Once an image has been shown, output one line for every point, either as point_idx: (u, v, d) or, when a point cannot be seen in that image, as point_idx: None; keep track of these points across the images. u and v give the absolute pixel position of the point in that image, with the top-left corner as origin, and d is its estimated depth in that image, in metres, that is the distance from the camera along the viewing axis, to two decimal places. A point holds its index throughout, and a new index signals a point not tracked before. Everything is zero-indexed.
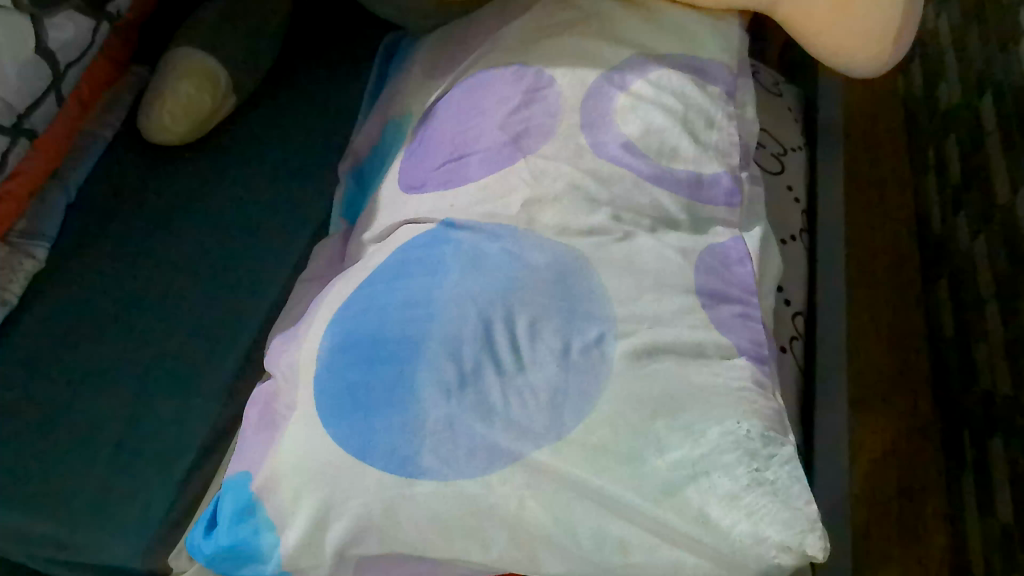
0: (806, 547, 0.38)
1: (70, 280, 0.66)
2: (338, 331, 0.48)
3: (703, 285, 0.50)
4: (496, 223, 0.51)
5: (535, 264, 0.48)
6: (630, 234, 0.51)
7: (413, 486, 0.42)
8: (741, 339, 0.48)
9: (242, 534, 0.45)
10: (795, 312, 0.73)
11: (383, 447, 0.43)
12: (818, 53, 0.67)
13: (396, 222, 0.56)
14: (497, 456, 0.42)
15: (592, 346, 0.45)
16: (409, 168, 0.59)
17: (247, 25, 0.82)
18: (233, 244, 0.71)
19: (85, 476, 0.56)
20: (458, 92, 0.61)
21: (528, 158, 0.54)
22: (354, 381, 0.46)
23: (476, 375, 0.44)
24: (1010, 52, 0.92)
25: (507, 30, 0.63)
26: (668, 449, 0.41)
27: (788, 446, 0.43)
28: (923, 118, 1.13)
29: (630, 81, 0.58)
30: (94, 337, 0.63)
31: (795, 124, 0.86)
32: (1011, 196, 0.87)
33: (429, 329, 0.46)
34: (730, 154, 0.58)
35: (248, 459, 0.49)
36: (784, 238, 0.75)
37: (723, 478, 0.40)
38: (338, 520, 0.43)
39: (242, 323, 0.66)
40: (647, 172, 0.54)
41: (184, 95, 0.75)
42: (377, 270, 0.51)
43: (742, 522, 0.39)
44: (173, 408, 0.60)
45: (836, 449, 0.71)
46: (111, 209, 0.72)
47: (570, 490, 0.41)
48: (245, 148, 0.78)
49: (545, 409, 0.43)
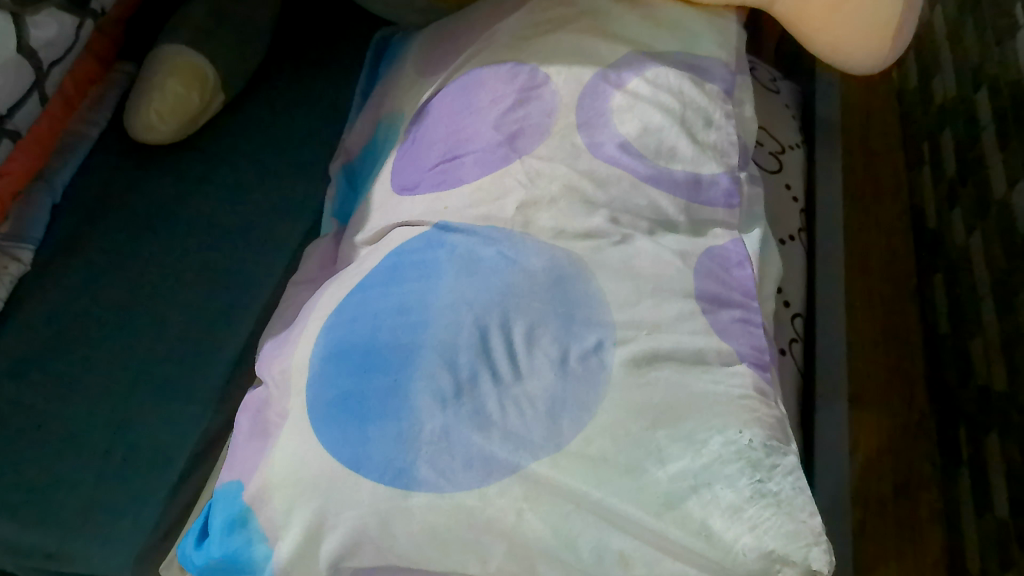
0: (811, 562, 0.38)
1: (57, 282, 0.65)
2: (331, 337, 0.48)
3: (703, 289, 0.49)
4: (491, 227, 0.50)
5: (531, 268, 0.47)
6: (627, 237, 0.50)
7: (408, 498, 0.41)
8: (741, 345, 0.47)
9: (234, 545, 0.44)
10: (794, 313, 0.72)
11: (377, 458, 0.42)
12: (818, 50, 0.66)
13: (390, 224, 0.55)
14: (494, 467, 0.41)
15: (591, 353, 0.44)
16: (402, 168, 0.58)
17: (235, 21, 0.80)
18: (222, 245, 0.69)
19: (74, 483, 0.55)
20: (451, 91, 0.60)
21: (522, 159, 0.53)
22: (347, 389, 0.45)
23: (472, 385, 0.43)
24: (1005, 44, 0.91)
25: (500, 27, 0.62)
26: (669, 460, 0.41)
27: (790, 456, 0.42)
28: (917, 111, 1.12)
29: (627, 79, 0.57)
30: (81, 341, 0.62)
31: (792, 120, 0.85)
32: (1008, 190, 0.86)
33: (424, 337, 0.45)
34: (728, 154, 0.57)
35: (239, 469, 0.48)
36: (782, 238, 0.74)
37: (726, 489, 0.40)
38: (333, 532, 0.42)
39: (233, 326, 0.65)
40: (644, 172, 0.53)
41: (172, 93, 0.73)
42: (370, 275, 0.50)
43: (746, 534, 0.38)
44: (163, 414, 0.59)
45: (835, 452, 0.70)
46: (98, 210, 0.70)
47: (569, 503, 0.40)
48: (234, 147, 0.77)
49: (543, 419, 0.42)
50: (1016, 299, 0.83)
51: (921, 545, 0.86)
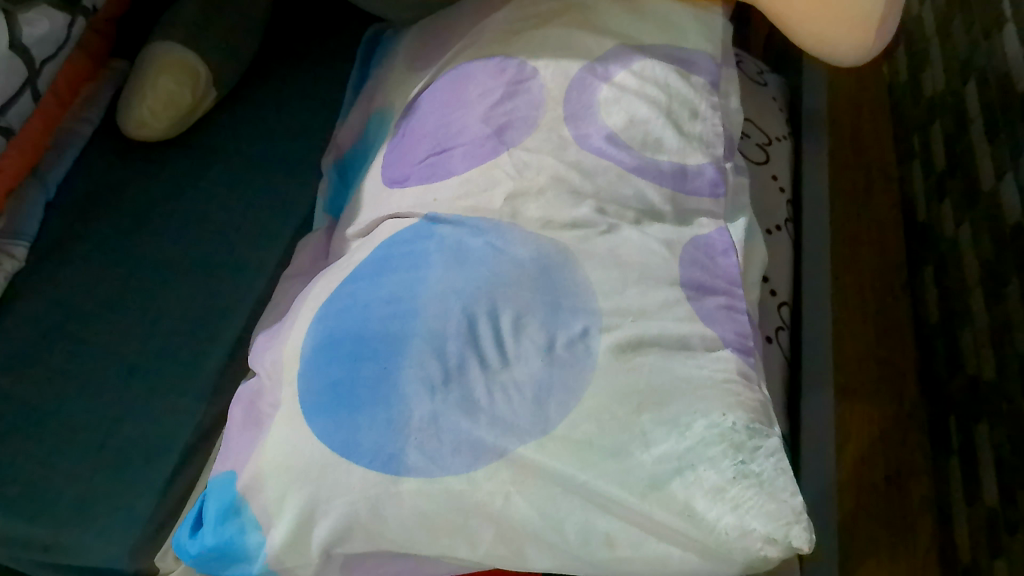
0: (792, 539, 0.38)
1: (51, 278, 0.65)
2: (322, 327, 0.48)
3: (689, 277, 0.50)
4: (479, 218, 0.51)
5: (519, 258, 0.48)
6: (614, 227, 0.51)
7: (398, 483, 0.42)
8: (725, 331, 0.48)
9: (228, 533, 0.45)
10: (781, 303, 0.73)
11: (368, 444, 0.43)
12: (801, 41, 0.67)
13: (380, 216, 0.55)
14: (482, 452, 0.42)
15: (577, 339, 0.45)
16: (392, 162, 0.59)
17: (227, 19, 0.81)
18: (215, 240, 0.70)
19: (71, 476, 0.56)
20: (441, 85, 0.60)
21: (510, 151, 0.53)
22: (338, 377, 0.45)
23: (460, 372, 0.44)
24: (994, 38, 0.92)
25: (489, 22, 0.63)
26: (654, 444, 0.41)
27: (773, 438, 0.43)
28: (907, 104, 1.13)
29: (614, 71, 0.58)
30: (77, 337, 0.62)
31: (779, 112, 0.86)
32: (996, 182, 0.87)
33: (414, 325, 0.45)
34: (714, 144, 0.58)
35: (233, 459, 0.48)
36: (769, 229, 0.75)
37: (709, 471, 0.40)
38: (324, 518, 0.43)
39: (226, 320, 0.65)
40: (631, 163, 0.54)
41: (164, 90, 0.74)
42: (361, 265, 0.51)
43: (728, 514, 0.39)
44: (156, 408, 0.60)
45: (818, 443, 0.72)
46: (92, 206, 0.71)
47: (556, 486, 0.41)
48: (227, 143, 0.78)
49: (529, 404, 0.43)
50: (1004, 288, 0.84)
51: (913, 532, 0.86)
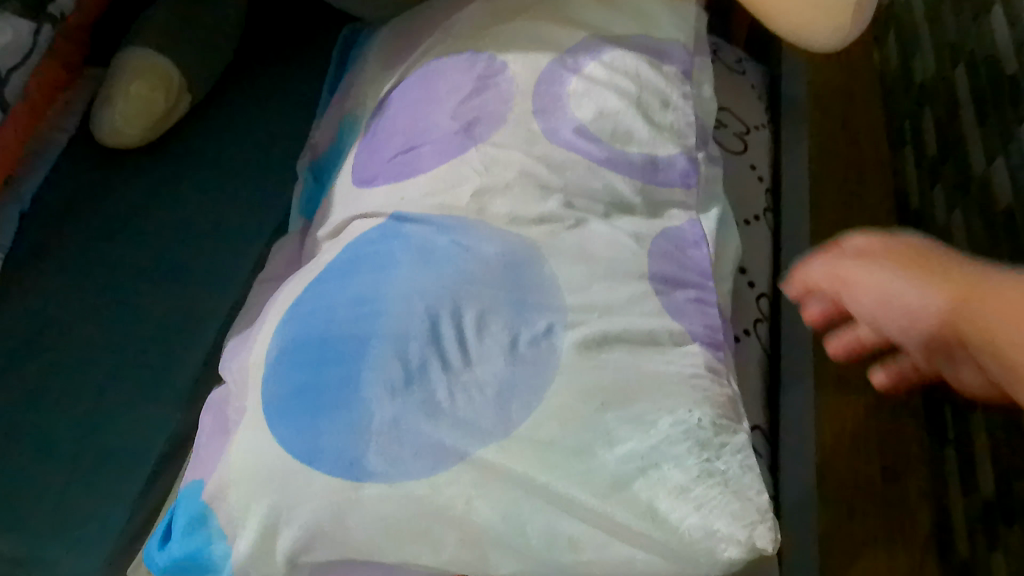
0: (755, 539, 0.38)
1: (25, 290, 0.64)
2: (286, 330, 0.47)
3: (658, 270, 0.48)
4: (444, 215, 0.49)
5: (484, 255, 0.47)
6: (582, 221, 0.49)
7: (360, 489, 0.41)
8: (694, 324, 0.47)
9: (195, 543, 0.44)
10: (759, 294, 0.71)
11: (329, 450, 0.42)
12: (780, 29, 0.65)
13: (349, 217, 0.54)
14: (443, 455, 0.41)
15: (541, 337, 0.44)
16: (362, 161, 0.57)
17: (201, 23, 0.80)
18: (189, 246, 0.69)
19: (43, 489, 0.55)
20: (411, 81, 0.59)
21: (479, 146, 0.52)
22: (301, 382, 0.44)
23: (422, 373, 0.43)
24: (982, 21, 0.91)
25: (457, 18, 0.62)
26: (618, 442, 0.40)
27: (740, 435, 0.42)
28: (899, 90, 1.11)
29: (584, 63, 0.56)
30: (50, 348, 0.61)
31: (759, 101, 0.85)
32: (987, 166, 0.86)
33: (377, 326, 0.44)
34: (686, 134, 0.57)
35: (201, 467, 0.47)
36: (747, 219, 0.74)
37: (674, 469, 0.39)
38: (289, 527, 0.42)
39: (201, 327, 0.64)
40: (601, 156, 0.53)
41: (137, 96, 0.73)
42: (328, 266, 0.50)
43: (691, 514, 0.38)
44: (130, 417, 0.59)
45: (803, 440, 0.70)
46: (66, 215, 0.70)
47: (518, 488, 0.40)
48: (202, 148, 0.77)
49: (492, 404, 0.42)
50: None
51: (910, 526, 0.85)
